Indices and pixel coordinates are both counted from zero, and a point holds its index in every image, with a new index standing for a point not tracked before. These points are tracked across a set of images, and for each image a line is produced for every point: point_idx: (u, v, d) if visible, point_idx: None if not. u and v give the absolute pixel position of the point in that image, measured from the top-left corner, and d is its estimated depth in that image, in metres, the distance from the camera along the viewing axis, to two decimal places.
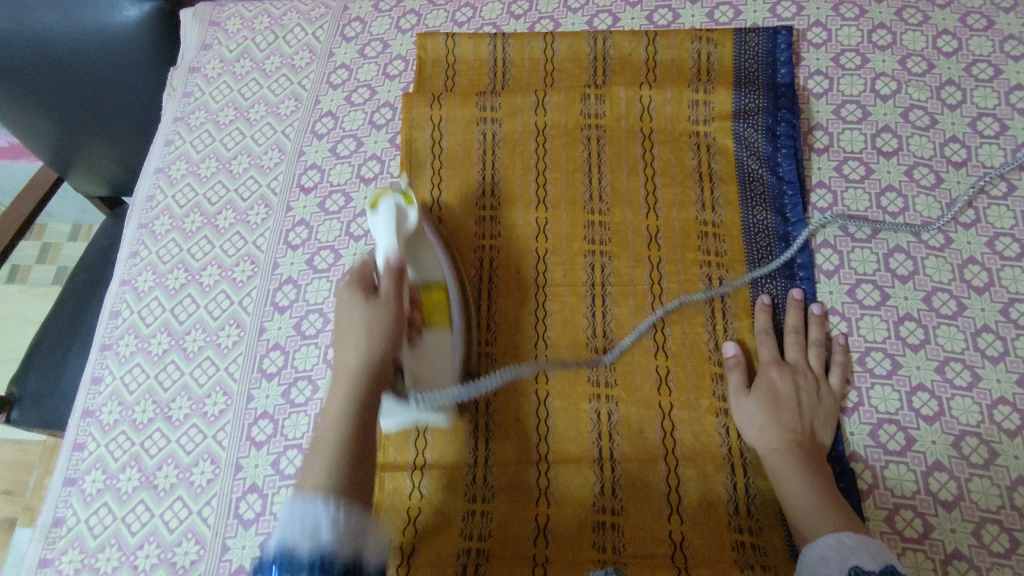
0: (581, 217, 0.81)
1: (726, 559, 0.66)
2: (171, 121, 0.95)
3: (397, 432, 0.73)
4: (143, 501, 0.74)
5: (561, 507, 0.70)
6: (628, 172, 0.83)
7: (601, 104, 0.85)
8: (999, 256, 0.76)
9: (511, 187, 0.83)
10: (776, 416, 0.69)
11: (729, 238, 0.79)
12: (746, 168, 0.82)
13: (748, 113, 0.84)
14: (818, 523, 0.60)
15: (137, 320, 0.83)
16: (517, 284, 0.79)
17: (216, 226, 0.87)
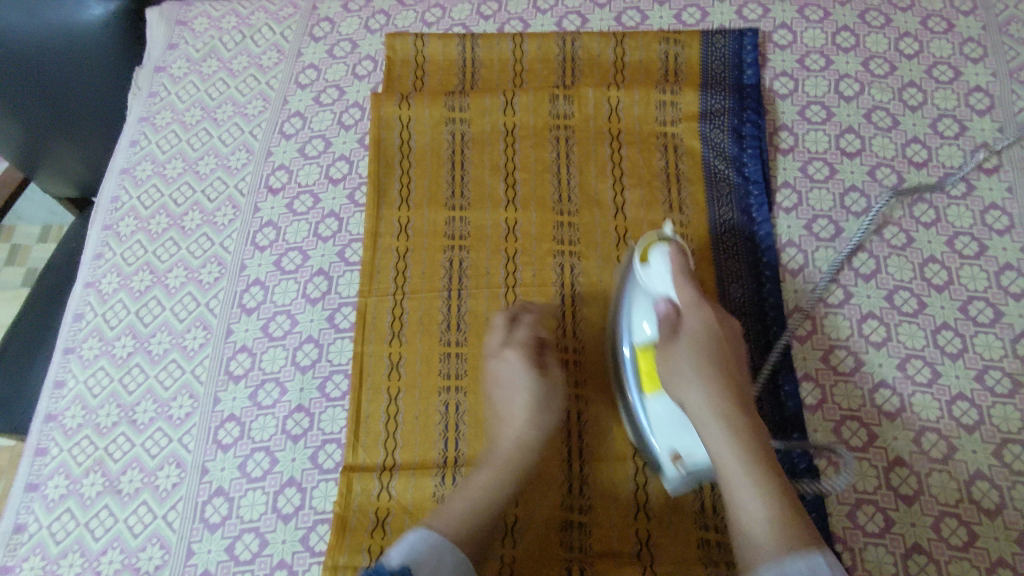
0: (550, 217, 0.81)
1: (692, 557, 0.67)
2: (137, 121, 0.94)
3: (366, 433, 0.73)
4: (107, 506, 0.73)
5: (530, 506, 0.70)
6: (597, 173, 0.83)
7: (569, 105, 0.86)
8: (958, 254, 0.78)
9: (480, 188, 0.83)
10: (740, 419, 0.62)
11: (696, 238, 0.80)
12: (713, 168, 0.83)
13: (714, 115, 0.84)
14: (768, 538, 0.56)
15: (101, 323, 0.82)
16: (487, 285, 0.79)
17: (182, 227, 0.86)
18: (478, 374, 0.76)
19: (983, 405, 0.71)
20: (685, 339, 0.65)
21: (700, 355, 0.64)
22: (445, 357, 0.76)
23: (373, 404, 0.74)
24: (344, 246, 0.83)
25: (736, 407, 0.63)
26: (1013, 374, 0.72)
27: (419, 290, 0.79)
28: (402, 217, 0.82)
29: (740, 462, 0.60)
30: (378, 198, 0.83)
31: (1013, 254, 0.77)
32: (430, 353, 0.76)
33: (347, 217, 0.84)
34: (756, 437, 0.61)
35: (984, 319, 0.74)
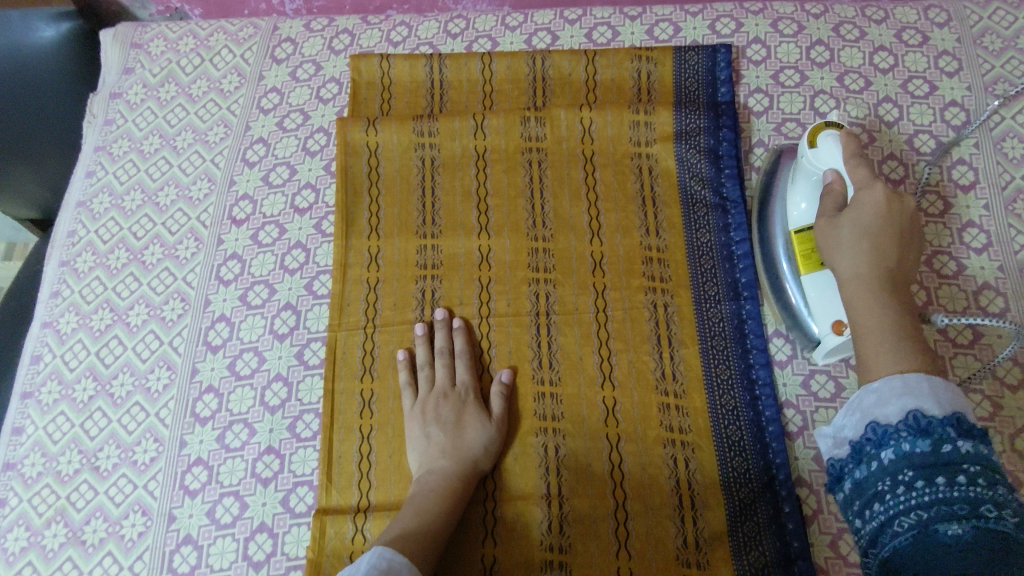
0: (524, 244, 0.79)
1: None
2: (93, 150, 0.91)
3: (339, 473, 0.71)
4: (70, 558, 0.70)
5: (508, 546, 0.68)
6: (571, 197, 0.81)
7: (541, 127, 0.84)
8: (936, 274, 0.77)
9: (451, 215, 0.81)
10: (887, 284, 0.56)
11: (674, 262, 0.78)
12: (689, 189, 0.81)
13: (688, 134, 0.83)
14: (886, 358, 0.52)
15: (61, 364, 0.79)
16: (460, 315, 0.77)
17: (143, 261, 0.83)
18: None
19: None
20: (852, 209, 0.61)
21: (865, 223, 0.59)
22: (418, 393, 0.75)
23: (345, 442, 0.72)
24: (312, 279, 0.80)
25: (897, 281, 0.57)
26: (994, 397, 0.71)
27: (391, 322, 0.77)
28: (372, 247, 0.80)
29: (869, 313, 0.55)
30: (346, 228, 0.81)
31: (990, 273, 0.77)
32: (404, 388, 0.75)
33: (314, 247, 0.82)
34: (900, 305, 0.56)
35: (964, 340, 0.74)
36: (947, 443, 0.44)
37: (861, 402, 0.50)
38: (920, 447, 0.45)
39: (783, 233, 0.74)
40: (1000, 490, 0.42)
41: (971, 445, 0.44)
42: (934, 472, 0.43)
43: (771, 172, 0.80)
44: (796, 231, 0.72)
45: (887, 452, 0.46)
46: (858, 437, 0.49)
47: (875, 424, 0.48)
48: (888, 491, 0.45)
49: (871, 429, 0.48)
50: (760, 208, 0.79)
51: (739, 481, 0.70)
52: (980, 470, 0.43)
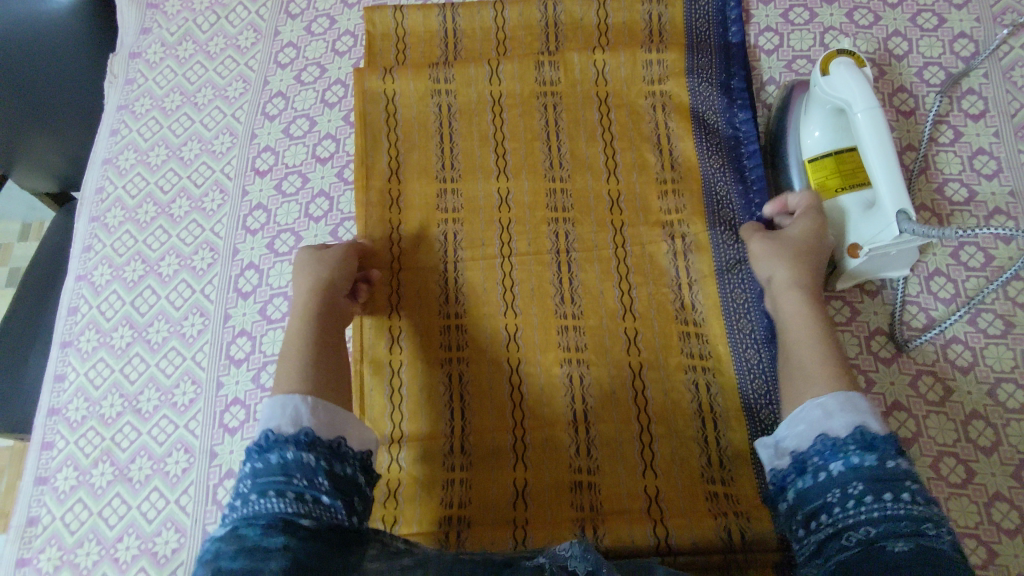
0: (542, 186, 0.81)
1: (701, 510, 0.67)
2: (116, 109, 0.92)
3: (372, 407, 0.74)
4: (118, 494, 0.73)
5: (538, 470, 0.71)
6: (587, 138, 0.83)
7: (554, 70, 0.85)
8: (948, 201, 0.79)
9: (470, 160, 0.83)
10: (815, 301, 0.68)
11: (689, 193, 0.80)
12: (704, 124, 0.83)
13: (699, 73, 0.84)
14: (825, 379, 0.61)
15: (97, 314, 0.81)
16: (482, 254, 0.79)
17: (171, 214, 0.85)
18: (479, 344, 0.76)
19: (976, 347, 0.73)
20: (777, 238, 0.72)
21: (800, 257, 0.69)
22: (444, 328, 0.76)
23: (376, 378, 0.75)
24: (336, 225, 0.82)
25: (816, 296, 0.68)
26: (1006, 315, 0.73)
27: (415, 262, 0.79)
28: (393, 190, 0.82)
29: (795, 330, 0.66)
30: (367, 174, 0.82)
31: (1001, 198, 0.78)
32: (430, 325, 0.77)
33: (337, 195, 0.84)
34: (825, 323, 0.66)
35: (975, 264, 0.75)
36: (891, 461, 0.53)
37: (807, 416, 0.59)
38: (868, 460, 0.53)
39: (795, 162, 0.77)
40: (935, 508, 0.51)
41: (908, 464, 0.53)
42: (883, 487, 0.52)
43: (782, 104, 0.81)
44: (810, 160, 0.75)
45: (836, 464, 0.55)
46: (807, 450, 0.57)
47: (825, 435, 0.57)
48: (838, 502, 0.53)
49: (822, 440, 0.57)
50: (771, 144, 0.81)
51: (759, 403, 0.72)
52: (918, 488, 0.52)
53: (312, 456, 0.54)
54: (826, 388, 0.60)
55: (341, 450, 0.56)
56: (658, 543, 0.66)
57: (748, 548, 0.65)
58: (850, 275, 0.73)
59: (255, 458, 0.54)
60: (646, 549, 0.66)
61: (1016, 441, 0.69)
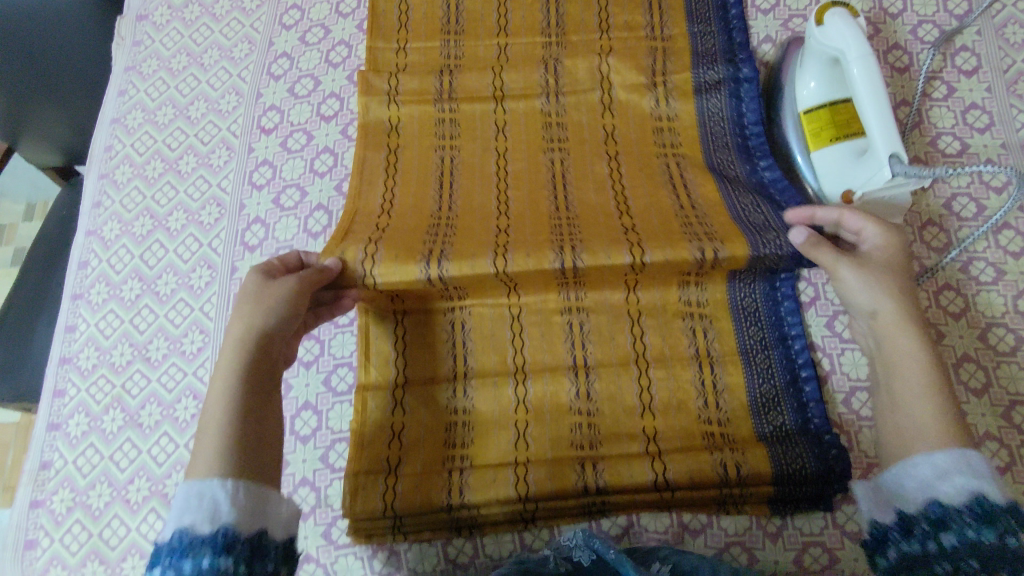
0: (546, 219, 0.74)
1: (699, 448, 0.69)
2: (123, 70, 0.94)
3: (376, 351, 0.75)
4: (129, 439, 0.75)
5: (539, 412, 0.72)
6: (595, 188, 0.78)
7: (562, 130, 0.82)
8: (941, 154, 0.80)
9: (469, 201, 0.77)
10: (926, 335, 0.61)
11: (719, 225, 0.72)
12: (725, 174, 0.79)
13: (714, 131, 0.82)
14: (937, 433, 0.55)
15: (107, 268, 0.83)
16: (473, 266, 0.68)
17: (178, 171, 0.87)
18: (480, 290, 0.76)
19: (968, 294, 0.74)
20: (873, 263, 0.65)
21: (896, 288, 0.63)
22: None
23: (380, 327, 0.76)
24: (341, 180, 0.84)
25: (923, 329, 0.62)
26: (996, 264, 0.75)
27: (393, 275, 0.68)
28: (392, 144, 0.82)
29: (903, 363, 0.60)
30: (356, 211, 0.76)
31: (993, 151, 0.80)
32: None
33: (342, 151, 0.85)
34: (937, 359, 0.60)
35: (967, 214, 0.77)
36: (1011, 535, 0.48)
37: (917, 471, 0.54)
38: (987, 537, 0.48)
39: (793, 116, 0.78)
40: None
41: None
42: (1001, 565, 0.47)
43: (778, 63, 0.83)
44: (805, 112, 0.76)
45: (948, 535, 0.50)
46: (913, 511, 0.53)
47: (939, 502, 0.52)
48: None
49: (934, 504, 0.52)
50: (768, 102, 0.84)
51: (757, 348, 0.74)
52: None
53: (229, 561, 0.46)
54: (941, 442, 0.54)
55: (264, 544, 0.49)
56: (657, 479, 0.67)
57: (744, 482, 0.66)
58: None
59: (165, 565, 0.46)
60: (645, 486, 0.67)
61: (1006, 382, 0.71)
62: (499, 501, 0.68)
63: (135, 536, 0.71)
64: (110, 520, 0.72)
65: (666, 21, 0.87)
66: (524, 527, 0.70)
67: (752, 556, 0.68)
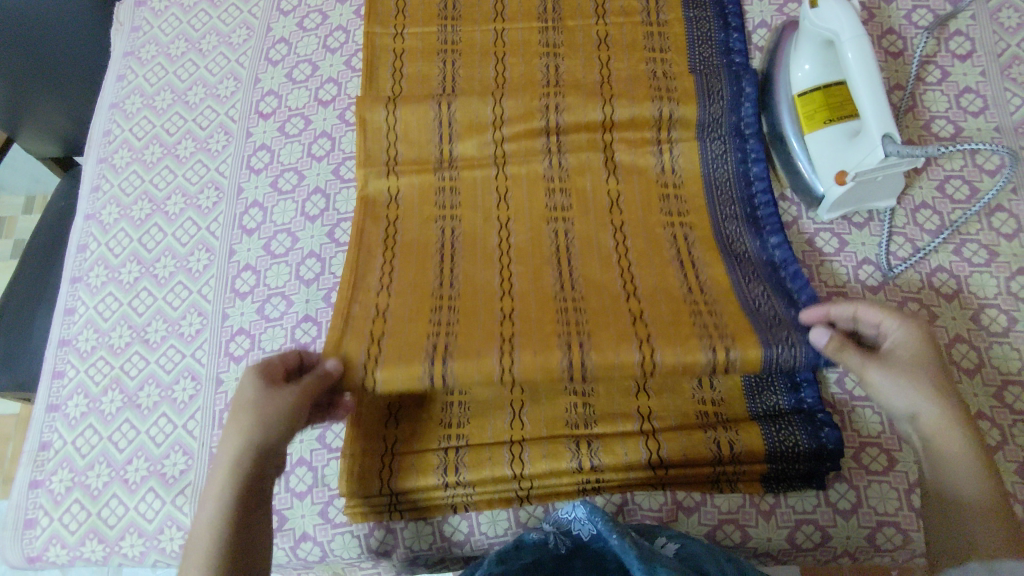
0: (551, 301, 0.69)
1: (688, 334, 0.65)
2: (122, 56, 0.94)
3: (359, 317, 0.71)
4: (128, 420, 0.76)
5: (534, 392, 0.72)
6: (602, 263, 0.73)
7: (566, 197, 0.79)
8: (935, 137, 0.81)
9: (471, 279, 0.72)
10: (974, 430, 0.58)
11: (728, 312, 0.68)
12: (733, 250, 0.76)
13: (722, 204, 0.79)
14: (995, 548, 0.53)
15: (106, 252, 0.84)
16: (475, 367, 0.63)
17: (177, 155, 0.87)
18: (471, 263, 0.74)
19: (961, 276, 0.75)
20: (897, 360, 0.60)
21: (925, 386, 0.59)
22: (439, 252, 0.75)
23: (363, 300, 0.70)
24: (338, 164, 0.84)
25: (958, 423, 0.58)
26: (989, 246, 0.76)
27: (392, 376, 0.63)
28: (389, 121, 0.81)
29: (963, 475, 0.57)
30: (352, 296, 0.70)
31: (986, 134, 0.80)
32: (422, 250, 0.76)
33: (339, 135, 0.86)
34: (976, 456, 0.57)
35: (960, 197, 0.78)
36: None
37: None
38: None
39: (786, 99, 0.79)
40: None
41: None
42: None
43: (774, 46, 0.84)
44: (799, 96, 0.77)
45: None
46: None
47: None
48: None
49: None
50: (763, 85, 0.84)
51: None
52: None
53: None
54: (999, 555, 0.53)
55: None
56: (651, 457, 0.67)
57: (737, 460, 0.67)
58: (835, 208, 0.76)
59: None
60: (640, 465, 0.68)
61: (999, 362, 0.71)
62: (496, 482, 0.68)
63: (133, 515, 0.72)
64: (109, 500, 0.72)
65: (671, 77, 0.84)
66: (519, 505, 0.70)
67: (744, 533, 0.69)
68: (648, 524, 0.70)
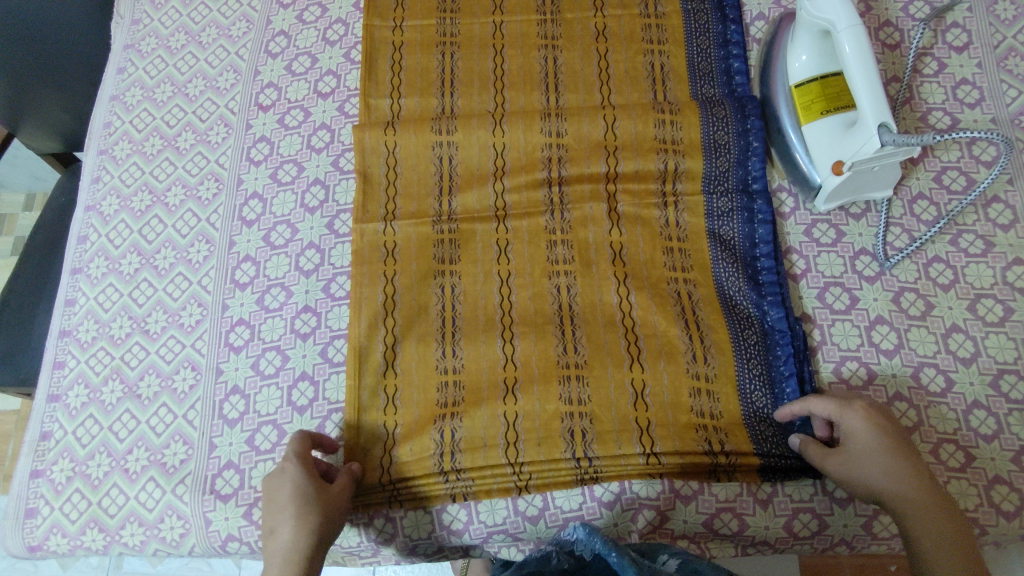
0: (553, 372, 0.71)
1: (686, 424, 0.69)
2: (122, 49, 0.95)
3: (367, 327, 0.74)
4: (128, 410, 0.76)
5: (529, 399, 0.71)
6: (605, 327, 0.74)
7: (567, 250, 0.78)
8: (931, 128, 0.81)
9: (473, 346, 0.73)
10: (938, 502, 0.58)
11: (723, 396, 0.71)
12: (735, 311, 0.75)
13: (724, 259, 0.77)
14: None
15: (106, 243, 0.84)
16: (483, 460, 0.69)
17: (177, 147, 0.88)
18: (471, 287, 0.76)
19: (958, 266, 0.75)
20: (850, 448, 0.62)
21: (878, 469, 0.60)
22: (439, 276, 0.77)
23: (370, 338, 0.74)
24: (338, 156, 0.85)
25: (923, 498, 0.59)
26: (986, 236, 0.76)
27: (406, 465, 0.70)
28: (390, 140, 0.81)
29: (934, 547, 0.57)
30: (359, 354, 0.73)
31: (983, 125, 0.80)
32: (423, 271, 0.77)
33: (339, 127, 0.86)
34: (949, 530, 0.57)
35: (957, 187, 0.78)
36: None
37: None
38: None
39: (784, 90, 0.80)
40: None
41: None
42: None
43: (771, 38, 0.84)
44: (797, 86, 0.78)
45: None
46: None
47: None
48: None
49: None
50: (760, 78, 0.84)
51: (747, 321, 0.75)
52: None
53: None
54: None
55: None
56: (646, 455, 0.68)
57: (732, 466, 0.69)
58: (832, 198, 0.77)
59: None
60: (638, 465, 0.68)
61: (995, 352, 0.72)
62: (493, 473, 0.69)
63: (134, 504, 0.72)
64: (109, 489, 0.73)
65: (677, 128, 0.81)
66: (518, 495, 0.70)
67: (741, 522, 0.69)
68: (646, 513, 0.70)
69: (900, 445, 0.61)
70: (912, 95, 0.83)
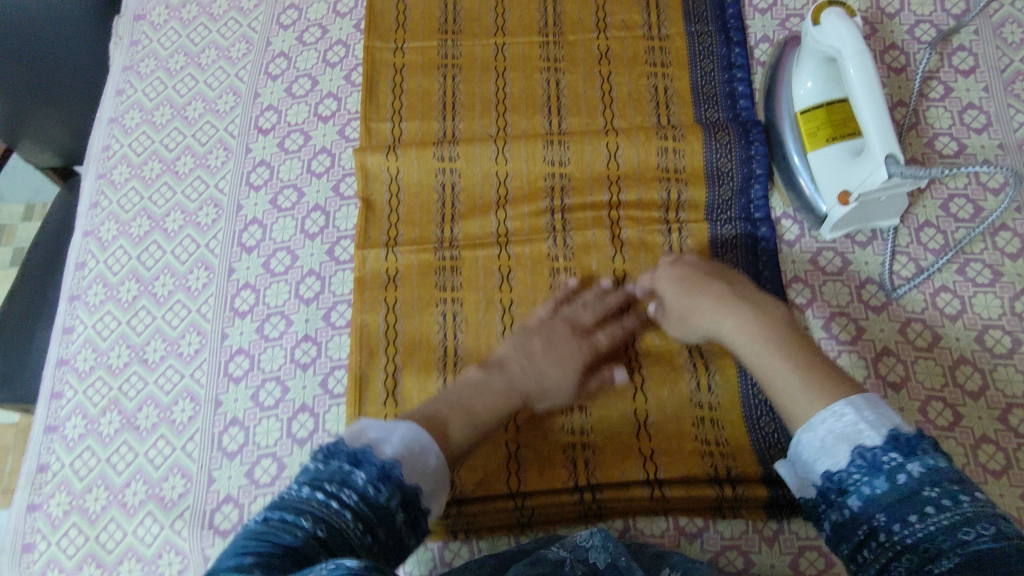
0: None
1: (689, 450, 0.69)
2: (121, 71, 0.94)
3: (370, 359, 0.74)
4: (126, 442, 0.75)
5: (532, 431, 0.71)
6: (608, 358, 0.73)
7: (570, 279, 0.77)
8: (938, 154, 0.80)
9: None
10: (737, 304, 0.64)
11: (729, 424, 0.71)
12: None
13: None
14: (811, 402, 0.55)
15: (104, 269, 0.83)
16: (484, 488, 0.69)
17: (176, 171, 0.87)
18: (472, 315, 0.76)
19: (965, 295, 0.74)
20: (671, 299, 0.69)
21: (687, 299, 0.68)
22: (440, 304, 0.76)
23: (372, 365, 0.74)
24: (338, 181, 0.84)
25: (726, 302, 0.65)
26: (994, 265, 0.75)
27: None
28: (391, 168, 0.81)
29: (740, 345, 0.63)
30: (359, 385, 0.73)
31: (990, 151, 0.79)
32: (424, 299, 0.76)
33: (339, 152, 0.85)
34: (763, 324, 0.62)
35: (964, 215, 0.77)
36: (899, 473, 0.48)
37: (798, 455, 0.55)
38: (880, 486, 0.49)
39: (788, 116, 0.79)
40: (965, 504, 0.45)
41: (921, 467, 0.48)
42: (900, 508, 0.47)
43: (776, 62, 0.83)
44: (802, 113, 0.77)
45: (853, 498, 0.50)
46: (821, 481, 0.53)
47: (831, 472, 0.52)
48: (884, 531, 0.48)
49: (827, 478, 0.52)
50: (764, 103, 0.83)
51: None
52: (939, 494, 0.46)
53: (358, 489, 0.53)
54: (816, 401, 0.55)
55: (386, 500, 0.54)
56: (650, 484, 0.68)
57: (739, 498, 0.67)
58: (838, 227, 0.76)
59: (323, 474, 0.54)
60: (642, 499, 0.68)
61: (1003, 384, 0.71)
62: (495, 508, 0.68)
63: (131, 540, 0.71)
64: (107, 523, 0.72)
65: (680, 155, 0.81)
66: (521, 531, 0.70)
67: (747, 561, 0.67)
68: None
69: (696, 273, 0.69)
70: (918, 120, 0.82)
